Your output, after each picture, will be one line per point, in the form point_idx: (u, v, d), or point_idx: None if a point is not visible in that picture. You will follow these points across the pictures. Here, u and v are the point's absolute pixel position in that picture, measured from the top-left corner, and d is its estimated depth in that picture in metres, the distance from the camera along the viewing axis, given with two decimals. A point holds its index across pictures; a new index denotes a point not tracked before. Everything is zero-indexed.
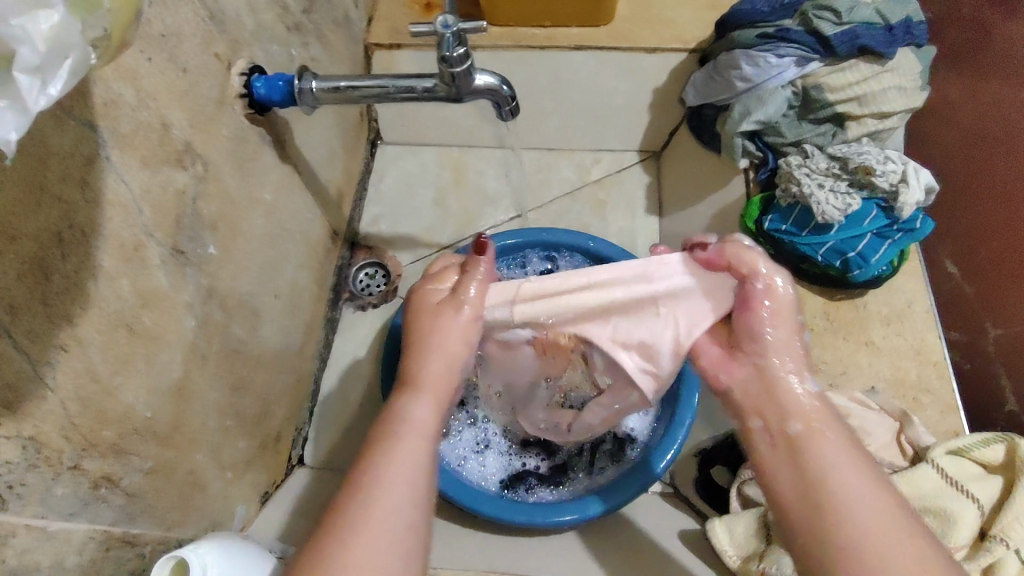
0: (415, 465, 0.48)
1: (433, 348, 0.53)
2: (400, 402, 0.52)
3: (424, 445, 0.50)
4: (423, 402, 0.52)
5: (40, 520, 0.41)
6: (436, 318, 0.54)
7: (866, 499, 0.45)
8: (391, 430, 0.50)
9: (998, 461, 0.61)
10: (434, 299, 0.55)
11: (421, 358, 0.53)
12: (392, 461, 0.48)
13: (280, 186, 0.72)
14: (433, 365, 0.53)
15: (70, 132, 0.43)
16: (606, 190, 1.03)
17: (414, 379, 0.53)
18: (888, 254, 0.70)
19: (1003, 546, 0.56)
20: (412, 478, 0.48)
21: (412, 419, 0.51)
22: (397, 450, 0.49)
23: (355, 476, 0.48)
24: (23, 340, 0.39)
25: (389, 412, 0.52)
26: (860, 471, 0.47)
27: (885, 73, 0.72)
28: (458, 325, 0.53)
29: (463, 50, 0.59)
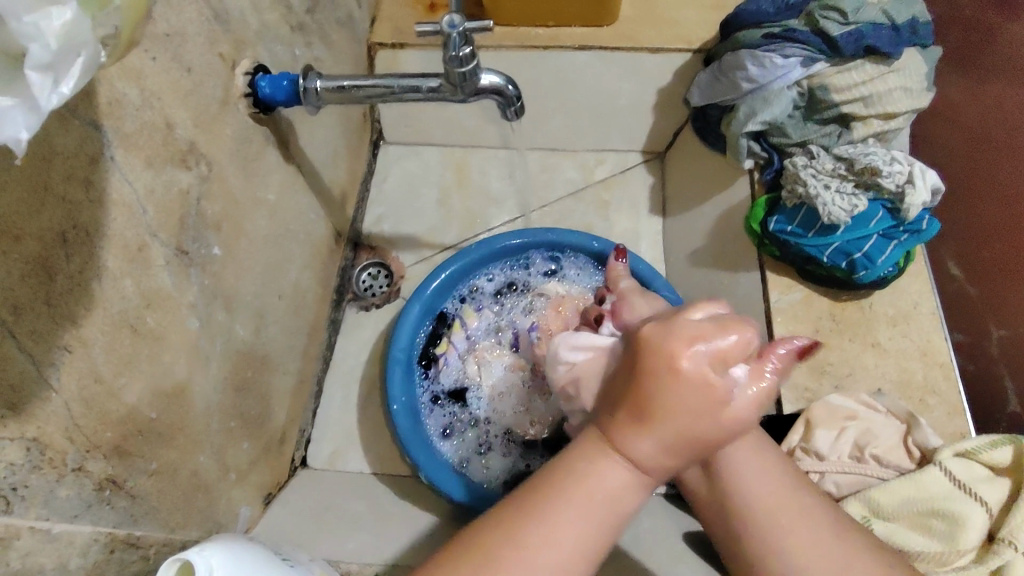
0: (582, 534, 0.45)
1: (666, 430, 0.41)
2: (591, 458, 0.45)
3: (604, 517, 0.45)
4: (618, 475, 0.44)
5: (43, 523, 0.40)
6: (680, 394, 0.41)
7: (767, 488, 0.52)
8: (567, 479, 0.46)
9: (1007, 462, 0.60)
10: (691, 371, 0.41)
11: (641, 444, 0.43)
12: (550, 538, 0.44)
13: (284, 186, 0.72)
14: (649, 445, 0.43)
15: (75, 132, 0.42)
16: (610, 190, 1.03)
17: (633, 467, 0.43)
18: (895, 255, 0.69)
19: (1011, 549, 0.55)
20: (575, 550, 0.45)
21: (604, 488, 0.44)
22: (566, 512, 0.45)
23: (519, 529, 0.45)
24: (27, 340, 0.39)
25: (577, 460, 0.46)
26: (769, 474, 0.52)
27: (891, 74, 0.72)
28: (695, 407, 0.41)
29: (470, 50, 0.59)
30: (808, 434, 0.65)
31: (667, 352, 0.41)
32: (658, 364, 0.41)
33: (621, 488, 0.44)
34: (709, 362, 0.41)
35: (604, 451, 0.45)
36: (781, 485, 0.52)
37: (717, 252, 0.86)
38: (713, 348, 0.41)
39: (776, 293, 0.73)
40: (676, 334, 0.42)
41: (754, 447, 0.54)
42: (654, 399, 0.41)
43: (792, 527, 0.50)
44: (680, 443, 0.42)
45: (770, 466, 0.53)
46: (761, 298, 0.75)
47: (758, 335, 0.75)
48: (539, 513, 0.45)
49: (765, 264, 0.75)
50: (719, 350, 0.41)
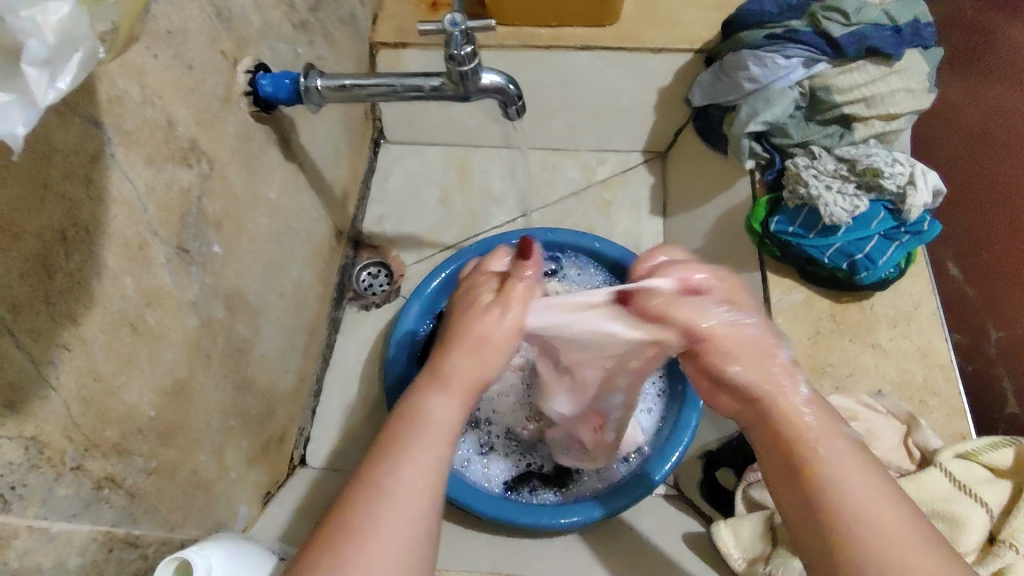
0: (434, 467, 0.45)
1: (463, 344, 0.49)
2: (423, 398, 0.48)
3: (445, 447, 0.46)
4: (444, 399, 0.48)
5: (41, 522, 0.40)
6: (472, 313, 0.50)
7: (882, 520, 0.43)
8: (405, 422, 0.47)
9: (1007, 465, 0.60)
10: (479, 298, 0.51)
11: (448, 357, 0.49)
12: (411, 463, 0.44)
13: (285, 185, 0.72)
14: (461, 360, 0.48)
15: (75, 129, 0.42)
16: (611, 190, 1.03)
17: (441, 376, 0.49)
18: (896, 256, 0.69)
19: (1012, 551, 0.55)
20: (425, 479, 0.44)
21: (433, 417, 0.47)
22: (410, 448, 0.45)
23: (370, 475, 0.44)
24: (25, 338, 0.39)
25: (408, 406, 0.48)
26: (873, 490, 0.45)
27: (893, 75, 0.72)
28: (488, 325, 0.49)
29: (471, 48, 0.59)
30: None
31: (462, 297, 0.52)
32: (460, 299, 0.53)
33: (449, 415, 0.47)
34: (485, 291, 0.52)
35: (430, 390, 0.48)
36: (885, 502, 0.44)
37: (718, 252, 0.86)
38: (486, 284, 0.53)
39: (778, 294, 0.73)
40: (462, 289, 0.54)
41: (853, 459, 0.47)
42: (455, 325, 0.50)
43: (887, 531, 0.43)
44: (481, 349, 0.49)
45: (872, 483, 0.45)
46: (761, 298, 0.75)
47: None
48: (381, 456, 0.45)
49: (766, 265, 0.75)
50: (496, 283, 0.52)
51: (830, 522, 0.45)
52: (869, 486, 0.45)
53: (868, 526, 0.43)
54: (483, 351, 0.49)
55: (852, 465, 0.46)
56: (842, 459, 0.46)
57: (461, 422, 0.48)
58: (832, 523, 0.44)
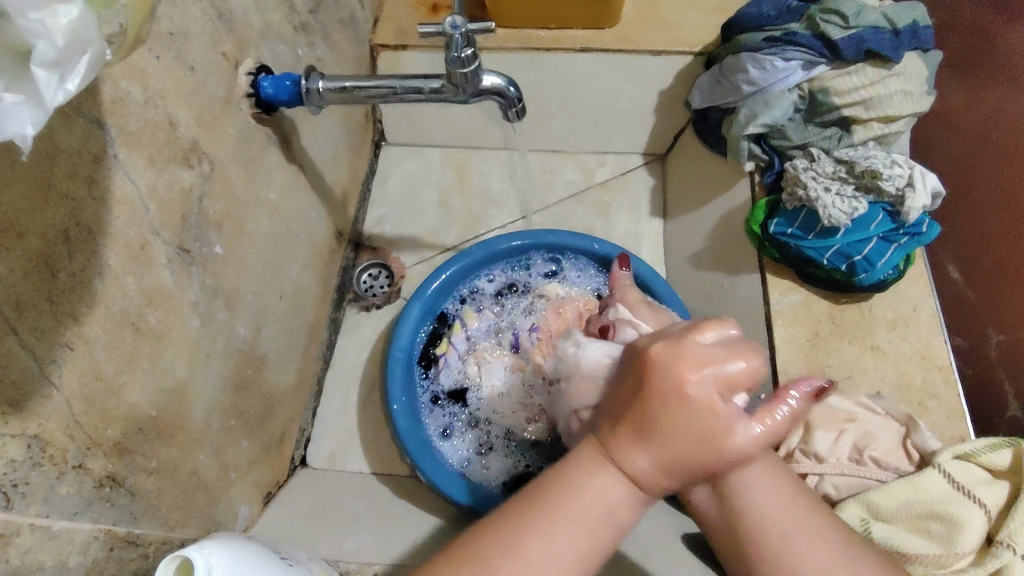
0: (575, 553, 0.46)
1: (664, 444, 0.45)
2: (591, 472, 0.47)
3: (600, 534, 0.46)
4: (616, 488, 0.47)
5: (43, 520, 0.40)
6: (680, 412, 0.45)
7: (772, 497, 0.51)
8: (566, 493, 0.47)
9: (1005, 466, 0.60)
10: (690, 388, 0.45)
11: (637, 451, 0.46)
12: (557, 539, 0.46)
13: (286, 186, 0.72)
14: (650, 461, 0.46)
15: (79, 129, 0.43)
16: (610, 193, 1.03)
17: (620, 459, 0.47)
18: (895, 258, 0.69)
19: (1009, 551, 0.55)
20: (571, 562, 0.46)
21: (600, 501, 0.46)
22: (564, 522, 0.46)
23: (523, 531, 0.46)
24: (28, 337, 0.39)
25: (578, 471, 0.48)
26: (774, 488, 0.51)
27: (891, 78, 0.72)
28: (695, 434, 0.45)
29: (472, 51, 0.59)
30: (806, 436, 0.66)
31: (675, 377, 0.45)
32: (661, 374, 0.46)
33: (617, 498, 0.47)
34: (715, 389, 0.45)
35: (602, 464, 0.47)
36: (784, 502, 0.51)
37: (717, 254, 0.86)
38: (717, 378, 0.45)
39: (776, 296, 0.74)
40: (682, 356, 0.46)
41: (765, 466, 0.52)
42: (649, 415, 0.45)
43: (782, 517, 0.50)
44: (679, 460, 0.45)
45: (777, 484, 0.52)
46: (761, 300, 0.75)
47: (757, 337, 0.75)
48: (537, 521, 0.46)
49: (765, 267, 0.75)
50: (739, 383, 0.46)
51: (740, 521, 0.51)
52: (769, 486, 0.51)
53: (786, 529, 0.49)
54: (686, 468, 0.45)
55: (754, 469, 0.52)
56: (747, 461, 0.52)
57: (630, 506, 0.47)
58: (743, 522, 0.51)
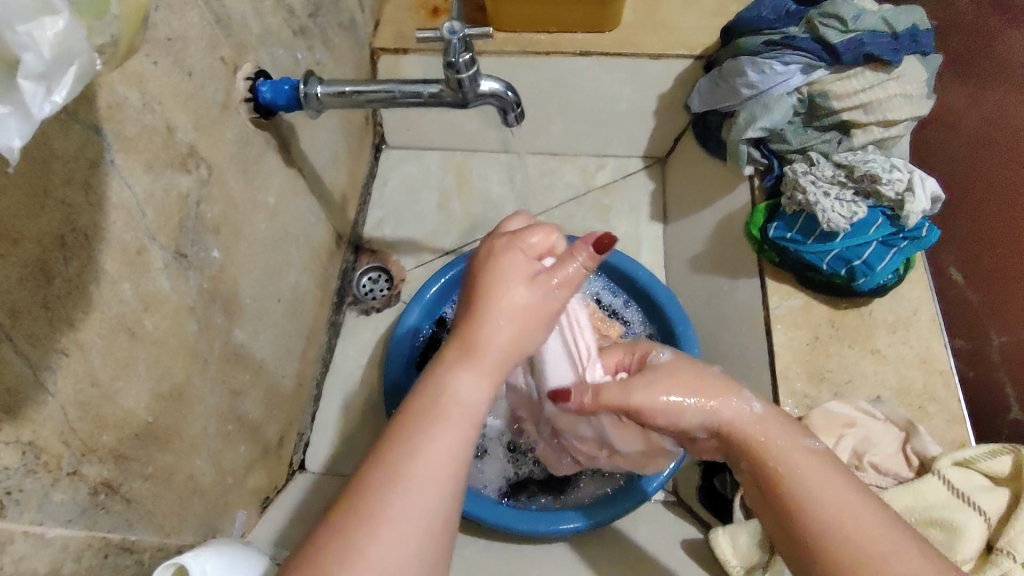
0: (451, 456, 0.42)
1: (498, 315, 0.46)
2: (444, 371, 0.45)
3: (469, 430, 0.43)
4: (472, 375, 0.45)
5: (37, 527, 0.40)
6: (500, 279, 0.48)
7: (867, 520, 0.46)
8: (427, 403, 0.43)
9: (1005, 472, 0.60)
10: (509, 260, 0.49)
11: (480, 331, 0.46)
12: (430, 447, 0.42)
13: (284, 190, 0.72)
14: (497, 328, 0.46)
15: (75, 136, 0.43)
16: (610, 196, 1.03)
17: (474, 351, 0.45)
18: (895, 262, 0.69)
19: (1009, 559, 0.55)
20: (442, 465, 0.41)
21: (461, 397, 0.44)
22: (437, 424, 0.42)
23: (388, 451, 0.42)
24: (24, 344, 0.39)
25: (434, 380, 0.45)
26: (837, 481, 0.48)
27: (891, 81, 0.72)
28: (515, 288, 0.47)
29: (469, 55, 0.59)
30: None
31: (501, 255, 0.49)
32: (485, 263, 0.49)
33: (480, 392, 0.45)
34: (523, 253, 0.50)
35: (461, 359, 0.45)
36: (858, 509, 0.46)
37: (716, 258, 0.86)
38: (526, 245, 0.51)
39: (775, 300, 0.73)
40: (499, 245, 0.51)
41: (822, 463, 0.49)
42: (482, 288, 0.47)
43: (870, 538, 0.45)
44: (519, 322, 0.47)
45: (840, 486, 0.47)
46: (760, 304, 0.75)
47: (757, 342, 0.75)
48: (409, 435, 0.42)
49: (764, 271, 0.75)
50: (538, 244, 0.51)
51: (794, 527, 0.48)
52: (843, 495, 0.47)
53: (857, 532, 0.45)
54: (527, 323, 0.47)
55: (820, 471, 0.48)
56: (810, 467, 0.49)
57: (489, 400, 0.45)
58: (817, 548, 0.46)
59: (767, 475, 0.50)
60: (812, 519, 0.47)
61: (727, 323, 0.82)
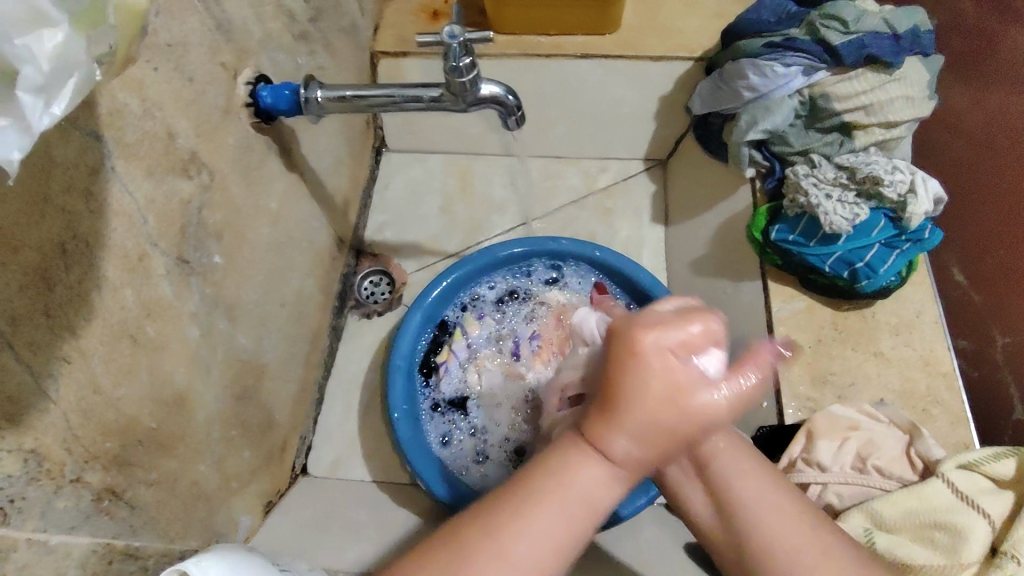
0: (553, 542, 0.41)
1: (627, 424, 0.39)
2: (574, 457, 0.41)
3: (583, 521, 0.41)
4: (598, 473, 0.41)
5: (40, 535, 0.40)
6: (644, 385, 0.38)
7: (782, 520, 0.47)
8: (545, 484, 0.41)
9: (1009, 477, 0.59)
10: (654, 360, 0.38)
11: (608, 437, 0.40)
12: (536, 530, 0.41)
13: (286, 195, 0.72)
14: (626, 438, 0.39)
15: (74, 143, 0.42)
16: (612, 198, 1.03)
17: (604, 451, 0.40)
18: (897, 263, 0.69)
19: (1013, 563, 0.54)
20: (548, 552, 0.40)
21: (585, 492, 0.41)
22: (543, 511, 0.41)
23: (495, 530, 0.41)
24: (25, 351, 0.39)
25: (556, 460, 0.42)
26: (756, 479, 0.50)
27: (892, 83, 0.72)
28: (665, 405, 0.38)
29: (470, 60, 0.59)
30: (809, 445, 0.65)
31: (634, 337, 0.39)
32: (621, 343, 0.40)
33: (601, 489, 0.41)
34: (673, 352, 0.39)
35: (581, 451, 0.41)
36: (768, 492, 0.49)
37: (719, 260, 0.86)
38: (673, 335, 0.39)
39: (778, 302, 0.73)
40: (640, 321, 0.40)
41: (739, 455, 0.51)
42: (619, 383, 0.39)
43: (783, 528, 0.47)
44: (654, 433, 0.39)
45: (752, 470, 0.50)
46: (763, 306, 0.75)
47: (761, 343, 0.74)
48: (519, 516, 0.41)
49: (767, 273, 0.75)
50: (687, 331, 0.39)
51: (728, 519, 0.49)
52: (766, 492, 0.49)
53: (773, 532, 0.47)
54: (652, 435, 0.39)
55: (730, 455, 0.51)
56: (725, 454, 0.51)
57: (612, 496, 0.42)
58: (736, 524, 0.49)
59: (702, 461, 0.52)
60: (730, 501, 0.50)
61: (731, 325, 0.82)
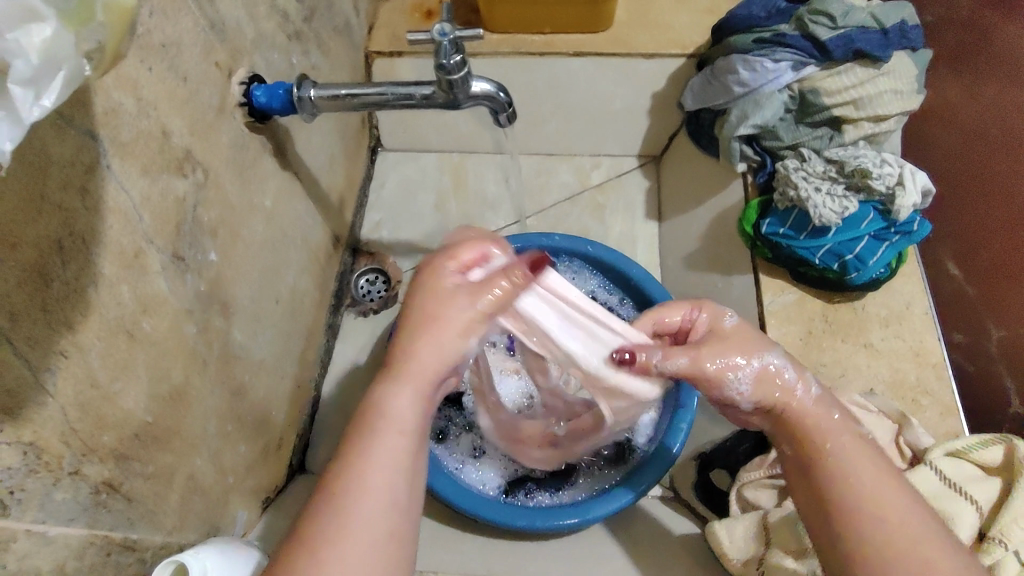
0: (390, 471, 0.44)
1: (428, 337, 0.46)
2: (383, 391, 0.46)
3: (408, 446, 0.45)
4: (405, 395, 0.46)
5: (39, 526, 0.41)
6: (440, 300, 0.47)
7: (900, 512, 0.47)
8: (367, 423, 0.45)
9: (996, 462, 0.61)
10: (445, 283, 0.47)
11: (411, 351, 0.46)
12: (372, 465, 0.43)
13: (281, 192, 0.73)
14: (429, 353, 0.46)
15: (71, 141, 0.43)
16: (605, 194, 1.03)
17: (402, 370, 0.46)
18: (886, 256, 0.70)
19: (1001, 547, 0.55)
20: (387, 485, 0.43)
21: (394, 415, 0.45)
22: (372, 446, 0.44)
23: (334, 475, 0.43)
24: (23, 346, 0.40)
25: (367, 402, 0.46)
26: (875, 469, 0.49)
27: (880, 77, 0.73)
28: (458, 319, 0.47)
29: (460, 58, 0.60)
30: None
31: (430, 274, 0.48)
32: (416, 286, 0.48)
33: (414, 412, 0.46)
34: (457, 273, 0.48)
35: (390, 382, 0.46)
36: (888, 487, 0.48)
37: (710, 255, 0.87)
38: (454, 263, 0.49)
39: (770, 295, 0.74)
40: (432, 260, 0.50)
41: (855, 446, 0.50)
42: (414, 308, 0.47)
43: (899, 519, 0.46)
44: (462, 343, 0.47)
45: (874, 464, 0.49)
46: (755, 299, 0.75)
47: None
48: (350, 452, 0.44)
49: (757, 266, 0.76)
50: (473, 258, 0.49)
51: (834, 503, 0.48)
52: (874, 469, 0.49)
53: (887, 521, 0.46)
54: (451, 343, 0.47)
55: (852, 450, 0.50)
56: (846, 445, 0.50)
57: (424, 416, 0.47)
58: (842, 510, 0.48)
59: (805, 455, 0.51)
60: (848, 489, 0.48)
61: None
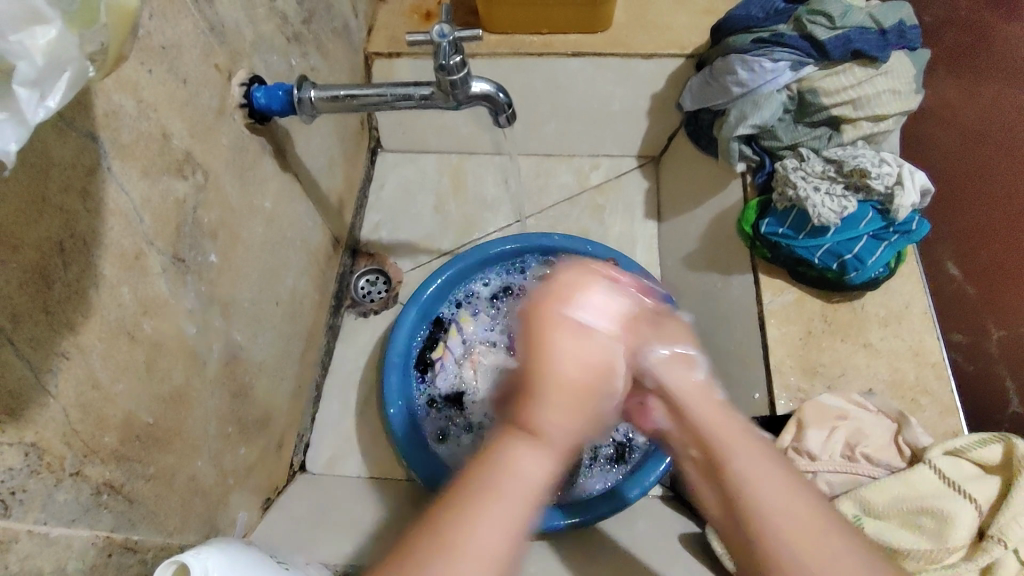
0: (514, 532, 0.38)
1: (548, 388, 0.42)
2: (508, 441, 0.41)
3: (533, 510, 0.39)
4: (535, 454, 0.40)
5: (41, 526, 0.41)
6: (576, 337, 0.43)
7: (786, 508, 0.41)
8: (486, 474, 0.40)
9: (996, 460, 0.60)
10: (561, 311, 0.43)
11: (538, 409, 0.41)
12: (489, 519, 0.38)
13: (280, 194, 0.73)
14: (554, 412, 0.41)
15: (72, 143, 0.43)
16: (605, 195, 1.04)
17: (537, 430, 0.41)
18: (885, 256, 0.70)
19: (1000, 546, 0.55)
20: (502, 544, 0.38)
21: (525, 474, 0.40)
22: (496, 500, 0.39)
23: (438, 519, 0.38)
24: (25, 347, 0.40)
25: (493, 450, 0.41)
26: (766, 463, 0.44)
27: (878, 77, 0.73)
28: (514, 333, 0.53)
29: (459, 58, 0.60)
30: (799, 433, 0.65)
31: (547, 311, 0.44)
32: (538, 313, 0.44)
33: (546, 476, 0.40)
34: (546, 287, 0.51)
35: (519, 433, 0.41)
36: (781, 483, 0.43)
37: (710, 255, 0.87)
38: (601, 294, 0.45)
39: (769, 295, 0.74)
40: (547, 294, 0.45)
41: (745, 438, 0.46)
42: (540, 350, 0.43)
43: (791, 517, 0.41)
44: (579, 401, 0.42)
45: (763, 453, 0.45)
46: (754, 300, 0.75)
47: (751, 335, 0.75)
48: (460, 496, 0.39)
49: (756, 266, 0.76)
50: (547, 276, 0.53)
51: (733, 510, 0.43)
52: (762, 463, 0.44)
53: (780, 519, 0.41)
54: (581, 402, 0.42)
55: (744, 450, 0.44)
56: (739, 444, 0.45)
57: (549, 485, 0.41)
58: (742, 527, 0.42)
59: (707, 459, 0.46)
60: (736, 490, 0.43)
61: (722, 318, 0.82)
